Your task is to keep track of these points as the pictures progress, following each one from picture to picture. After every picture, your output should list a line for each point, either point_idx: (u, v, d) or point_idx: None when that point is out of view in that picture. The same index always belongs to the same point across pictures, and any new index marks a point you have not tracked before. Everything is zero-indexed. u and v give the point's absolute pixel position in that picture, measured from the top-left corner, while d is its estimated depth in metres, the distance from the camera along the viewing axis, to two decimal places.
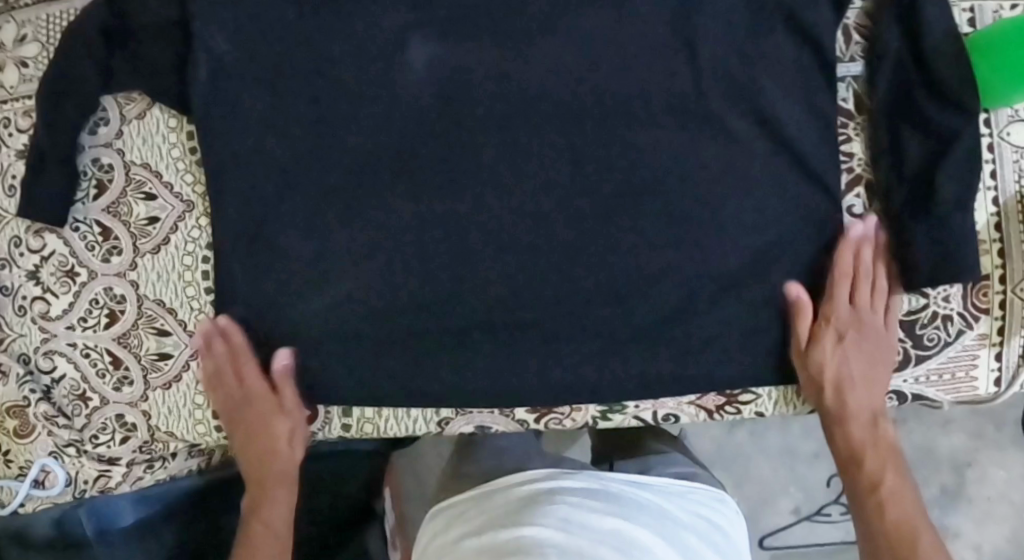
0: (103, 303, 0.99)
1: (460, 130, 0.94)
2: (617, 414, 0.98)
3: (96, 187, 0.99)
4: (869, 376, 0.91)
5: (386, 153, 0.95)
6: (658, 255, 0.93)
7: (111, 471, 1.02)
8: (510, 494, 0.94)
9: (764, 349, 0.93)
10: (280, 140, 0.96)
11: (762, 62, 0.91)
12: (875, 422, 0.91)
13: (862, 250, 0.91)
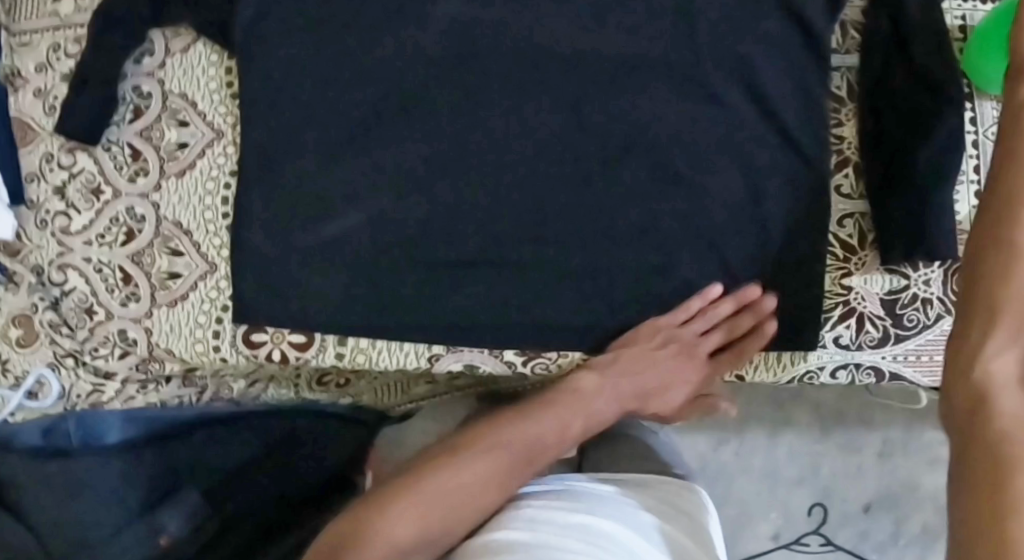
0: (124, 221, 1.06)
1: (471, 82, 0.98)
2: None
3: (133, 111, 1.06)
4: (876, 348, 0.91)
5: (400, 99, 0.98)
6: (650, 214, 0.96)
7: (105, 386, 1.08)
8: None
9: (750, 313, 0.96)
10: (306, 78, 0.99)
11: (760, 42, 0.95)
12: None
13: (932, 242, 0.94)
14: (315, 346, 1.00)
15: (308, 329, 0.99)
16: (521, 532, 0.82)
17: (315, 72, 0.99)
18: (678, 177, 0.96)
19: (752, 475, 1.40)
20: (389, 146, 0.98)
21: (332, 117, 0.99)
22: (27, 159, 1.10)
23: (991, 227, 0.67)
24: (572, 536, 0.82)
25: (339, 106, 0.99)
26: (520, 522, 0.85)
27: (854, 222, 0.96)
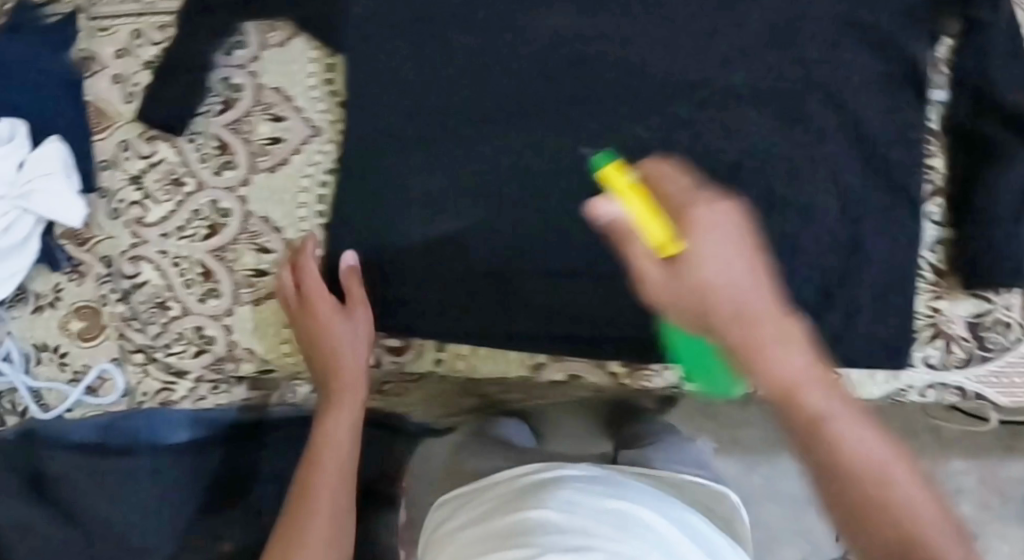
0: (206, 215, 1.03)
1: (576, 95, 0.98)
2: None
3: (222, 103, 1.03)
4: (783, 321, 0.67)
5: (504, 106, 0.98)
6: (753, 228, 0.96)
7: (176, 385, 1.04)
8: (505, 497, 0.99)
9: (851, 331, 0.96)
10: (413, 83, 0.98)
11: (863, 67, 0.96)
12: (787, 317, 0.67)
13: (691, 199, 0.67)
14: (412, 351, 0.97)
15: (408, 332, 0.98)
16: (557, 514, 0.91)
17: (420, 78, 0.98)
18: (782, 197, 0.96)
19: (778, 500, 1.34)
20: (491, 151, 0.97)
21: (439, 121, 0.98)
22: (101, 147, 1.07)
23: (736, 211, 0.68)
24: (605, 523, 0.91)
25: (447, 111, 0.98)
26: (558, 504, 0.93)
27: (942, 249, 0.99)
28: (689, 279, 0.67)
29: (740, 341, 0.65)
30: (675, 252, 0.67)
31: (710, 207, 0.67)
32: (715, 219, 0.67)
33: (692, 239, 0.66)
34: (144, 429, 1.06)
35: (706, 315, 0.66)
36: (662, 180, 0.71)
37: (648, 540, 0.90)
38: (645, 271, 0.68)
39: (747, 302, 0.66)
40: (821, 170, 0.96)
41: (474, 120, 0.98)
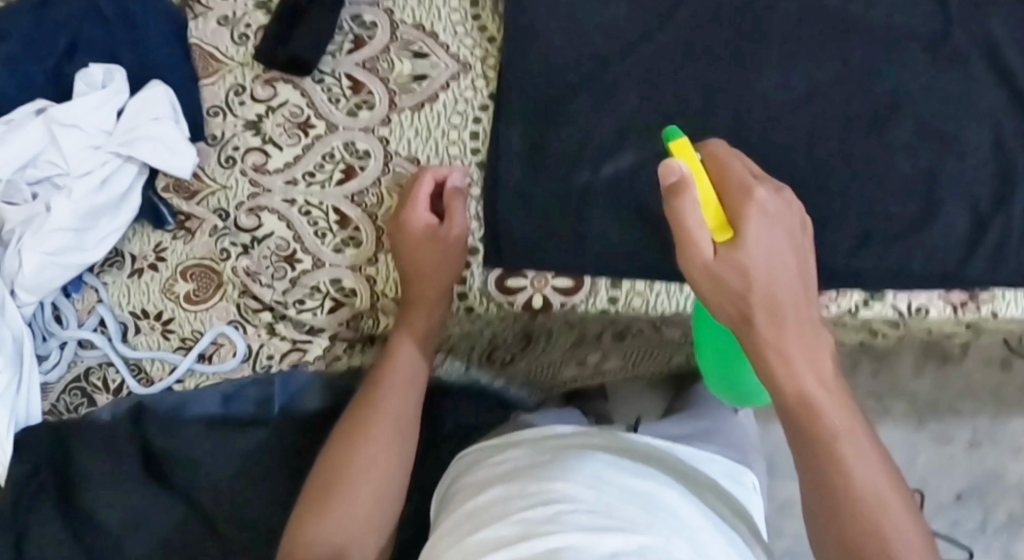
0: (340, 157, 0.96)
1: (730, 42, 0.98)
2: (878, 303, 0.99)
3: (352, 41, 0.97)
4: (805, 329, 0.69)
5: (659, 50, 0.97)
6: (909, 162, 0.97)
7: (310, 343, 0.96)
8: (520, 466, 0.88)
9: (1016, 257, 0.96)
10: (566, 26, 0.96)
11: (998, 14, 1.00)
12: (778, 313, 0.68)
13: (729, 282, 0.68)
14: (584, 290, 0.93)
15: (582, 271, 0.92)
16: (583, 487, 0.80)
17: (575, 22, 0.97)
18: (936, 130, 0.97)
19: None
20: (651, 91, 0.96)
21: (600, 63, 0.96)
22: (211, 91, 0.99)
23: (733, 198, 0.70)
24: (632, 504, 0.79)
25: (602, 53, 0.96)
26: (587, 477, 0.82)
27: None
28: (738, 259, 0.67)
29: (771, 336, 0.68)
30: (725, 237, 0.69)
31: (771, 191, 0.70)
32: (766, 210, 0.69)
33: (748, 224, 0.68)
34: (278, 393, 0.96)
35: (742, 297, 0.68)
36: (716, 169, 0.72)
37: (673, 527, 0.79)
38: (697, 236, 0.68)
39: (773, 290, 0.68)
40: (971, 102, 0.98)
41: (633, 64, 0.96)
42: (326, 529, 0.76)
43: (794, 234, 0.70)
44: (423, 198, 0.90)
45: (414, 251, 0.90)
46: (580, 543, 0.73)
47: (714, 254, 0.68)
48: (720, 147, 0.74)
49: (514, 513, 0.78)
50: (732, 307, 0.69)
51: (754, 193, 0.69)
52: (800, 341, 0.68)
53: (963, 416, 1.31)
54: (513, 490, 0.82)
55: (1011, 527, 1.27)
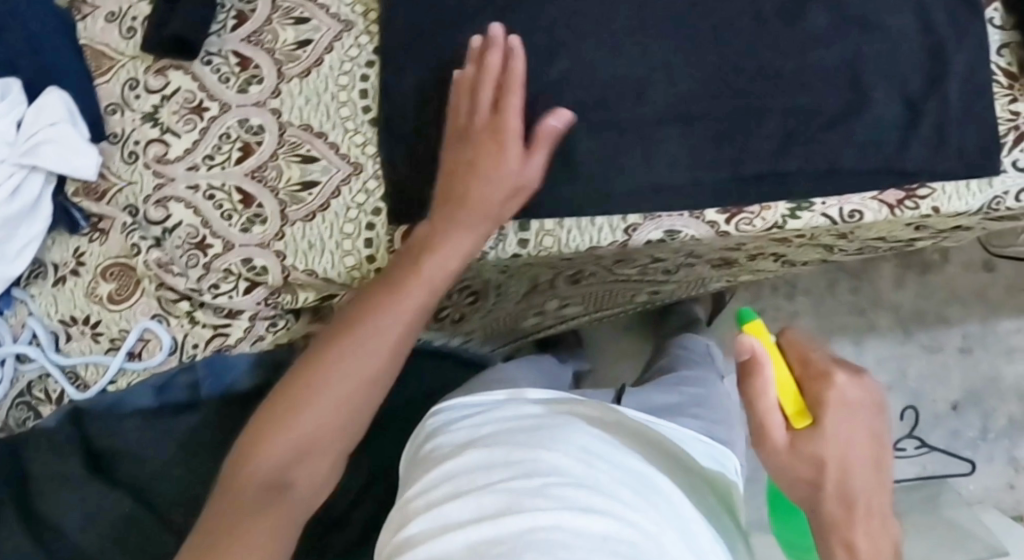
0: (236, 136, 0.94)
1: None
2: (805, 213, 0.94)
3: (235, 17, 0.95)
4: (872, 504, 0.69)
5: None
6: (828, 54, 0.92)
7: (231, 327, 0.95)
8: (505, 426, 0.84)
9: (952, 148, 0.92)
10: None
11: None
12: (855, 507, 0.68)
13: (812, 470, 0.69)
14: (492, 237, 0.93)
15: None
16: (575, 461, 0.76)
17: None
18: (852, 13, 0.92)
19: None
20: (546, 18, 0.92)
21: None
22: (106, 90, 0.99)
23: (811, 384, 0.70)
24: (627, 485, 0.76)
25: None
26: (570, 449, 0.78)
27: (1011, 52, 0.96)
28: (815, 452, 0.69)
29: (834, 518, 0.69)
30: (802, 423, 0.70)
31: (850, 375, 0.70)
32: (847, 399, 0.69)
33: (827, 416, 0.69)
34: (204, 377, 0.95)
35: (816, 484, 0.69)
36: (794, 349, 0.72)
37: (663, 512, 0.76)
38: (771, 424, 0.70)
39: (846, 480, 0.68)
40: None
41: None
42: (268, 449, 0.79)
43: (870, 420, 0.70)
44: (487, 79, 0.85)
45: (477, 166, 0.85)
46: (567, 525, 0.69)
47: (787, 444, 0.70)
48: (798, 329, 0.74)
49: (481, 491, 0.74)
50: (800, 484, 0.70)
51: (832, 378, 0.70)
52: (867, 520, 0.68)
53: (951, 324, 1.41)
54: (492, 458, 0.78)
55: (1011, 431, 1.40)
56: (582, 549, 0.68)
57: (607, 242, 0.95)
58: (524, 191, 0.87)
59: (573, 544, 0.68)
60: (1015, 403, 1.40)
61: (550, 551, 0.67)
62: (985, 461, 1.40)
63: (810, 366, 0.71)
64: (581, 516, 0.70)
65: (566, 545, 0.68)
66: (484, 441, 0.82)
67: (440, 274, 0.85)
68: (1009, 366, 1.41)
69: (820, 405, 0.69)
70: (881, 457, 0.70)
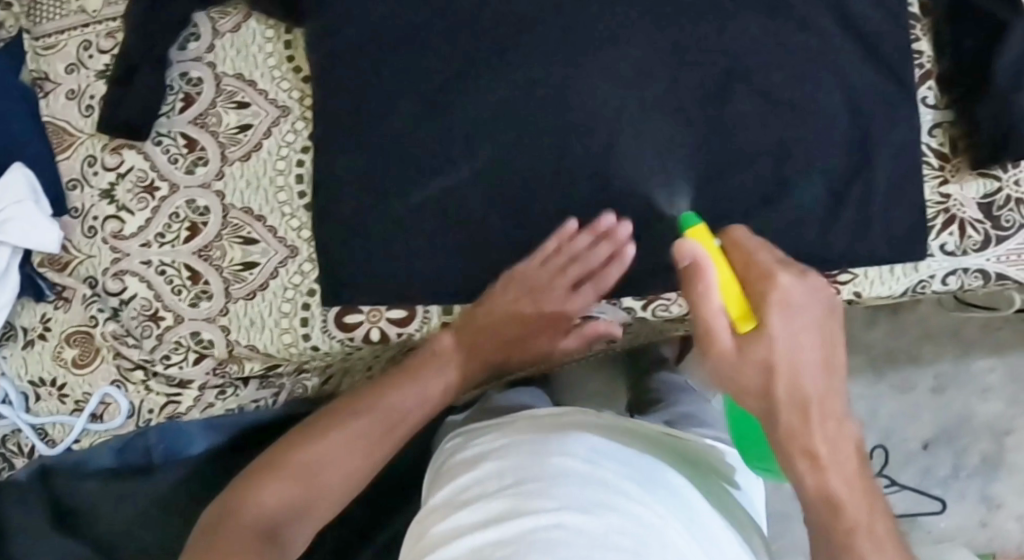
0: (184, 216, 0.99)
1: (566, 36, 0.95)
2: None
3: (183, 100, 1.00)
4: (826, 406, 0.74)
5: (485, 54, 0.95)
6: (752, 141, 0.94)
7: (182, 396, 1.01)
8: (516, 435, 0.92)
9: (874, 234, 0.94)
10: (394, 47, 0.95)
11: None
12: (806, 410, 0.73)
13: (764, 370, 0.73)
14: (416, 319, 0.96)
15: (413, 303, 0.95)
16: (579, 461, 0.84)
17: (395, 41, 0.95)
18: (781, 97, 0.95)
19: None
20: (480, 107, 0.95)
21: (431, 82, 0.95)
22: (67, 166, 1.03)
23: (757, 289, 0.74)
24: (630, 480, 0.84)
25: (425, 63, 0.95)
26: (581, 452, 0.86)
27: (943, 131, 0.96)
28: (760, 353, 0.73)
29: (790, 427, 0.74)
30: (748, 327, 0.74)
31: (794, 276, 0.74)
32: (790, 299, 0.73)
33: (771, 317, 0.73)
34: (159, 441, 1.00)
35: (767, 390, 0.74)
36: (740, 255, 0.77)
37: (670, 507, 0.83)
38: (717, 330, 0.74)
39: (793, 384, 0.73)
40: (815, 59, 0.95)
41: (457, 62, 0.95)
42: (267, 499, 0.83)
43: (820, 323, 0.74)
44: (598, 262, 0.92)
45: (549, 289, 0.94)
46: (569, 524, 0.77)
47: (734, 350, 0.74)
48: (742, 234, 0.78)
49: (489, 503, 0.83)
50: (749, 396, 0.75)
51: (776, 281, 0.74)
52: (824, 428, 0.74)
53: (923, 364, 1.39)
54: (503, 470, 0.86)
55: (984, 470, 1.38)
56: (583, 546, 0.75)
57: None
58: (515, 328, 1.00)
59: (572, 540, 0.76)
60: (988, 443, 1.38)
61: (553, 550, 0.75)
62: (956, 499, 1.38)
63: (755, 273, 0.74)
64: (582, 516, 0.78)
65: (566, 543, 0.76)
66: (498, 452, 0.90)
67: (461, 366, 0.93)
68: (981, 405, 1.38)
69: (767, 310, 0.73)
70: (827, 354, 0.74)
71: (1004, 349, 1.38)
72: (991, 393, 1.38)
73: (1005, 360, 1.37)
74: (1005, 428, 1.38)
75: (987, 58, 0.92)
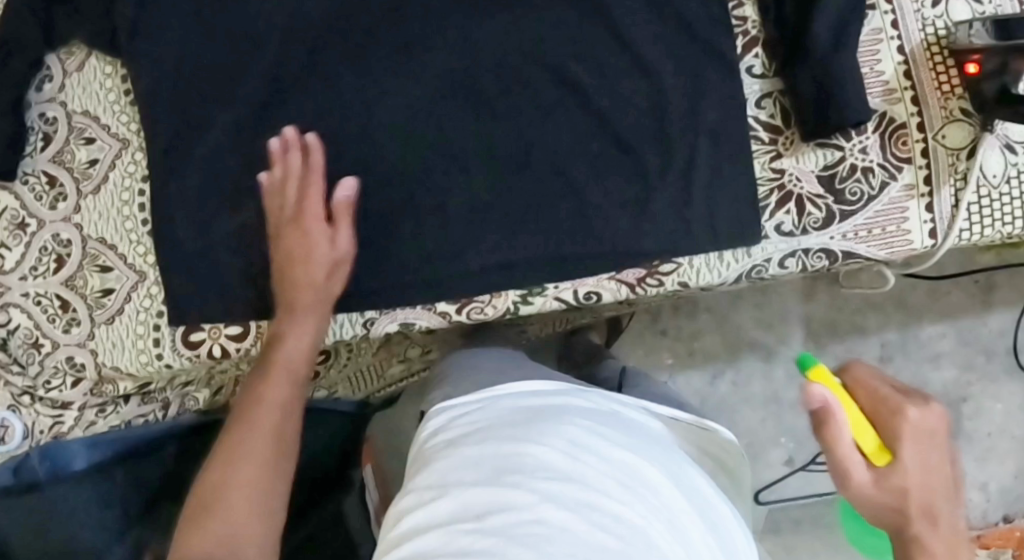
0: (52, 249, 1.03)
1: (371, 41, 0.95)
2: (538, 298, 0.96)
3: (43, 139, 1.04)
4: (954, 531, 0.69)
5: (295, 66, 0.95)
6: (562, 137, 0.93)
7: (64, 416, 1.07)
8: (498, 423, 0.78)
9: (694, 218, 0.92)
10: (212, 68, 0.96)
11: None
12: (934, 524, 0.69)
13: (903, 491, 0.69)
14: (252, 334, 0.99)
15: (245, 319, 0.98)
16: (560, 454, 0.72)
17: (214, 60, 0.96)
18: (584, 90, 0.93)
19: (754, 405, 1.29)
20: (294, 120, 0.96)
21: (247, 98, 0.96)
22: None
23: (879, 422, 0.72)
24: (614, 477, 0.72)
25: (242, 81, 0.96)
26: (563, 440, 0.74)
27: (773, 102, 0.93)
28: (894, 485, 0.70)
29: (919, 531, 0.69)
30: (884, 462, 0.71)
31: (921, 409, 0.71)
32: (919, 430, 0.71)
33: (907, 448, 0.70)
34: (42, 464, 1.06)
35: (901, 513, 0.69)
36: (863, 393, 0.74)
37: (655, 508, 0.71)
38: (853, 465, 0.70)
39: (930, 502, 0.69)
40: (623, 42, 0.93)
41: (267, 75, 0.95)
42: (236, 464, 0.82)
43: (939, 446, 0.71)
44: (314, 171, 0.94)
45: (300, 254, 0.92)
46: (553, 519, 0.67)
47: (869, 483, 0.70)
48: (861, 369, 0.75)
49: (462, 496, 0.71)
50: (887, 520, 0.70)
51: (906, 413, 0.71)
52: (952, 544, 0.69)
53: (866, 334, 1.29)
54: (479, 461, 0.73)
55: None
56: (567, 545, 0.66)
57: (349, 335, 0.99)
58: (343, 263, 0.94)
59: (557, 542, 0.66)
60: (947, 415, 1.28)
61: (536, 547, 0.65)
62: None
63: (883, 410, 0.72)
64: (570, 515, 0.68)
65: (550, 541, 0.66)
66: (469, 443, 0.76)
67: (293, 352, 0.92)
68: (934, 376, 1.28)
69: (895, 440, 0.71)
70: (948, 477, 0.71)
71: (947, 315, 1.28)
72: (941, 362, 1.28)
73: (953, 325, 1.29)
74: (962, 397, 1.28)
75: (803, 22, 0.89)
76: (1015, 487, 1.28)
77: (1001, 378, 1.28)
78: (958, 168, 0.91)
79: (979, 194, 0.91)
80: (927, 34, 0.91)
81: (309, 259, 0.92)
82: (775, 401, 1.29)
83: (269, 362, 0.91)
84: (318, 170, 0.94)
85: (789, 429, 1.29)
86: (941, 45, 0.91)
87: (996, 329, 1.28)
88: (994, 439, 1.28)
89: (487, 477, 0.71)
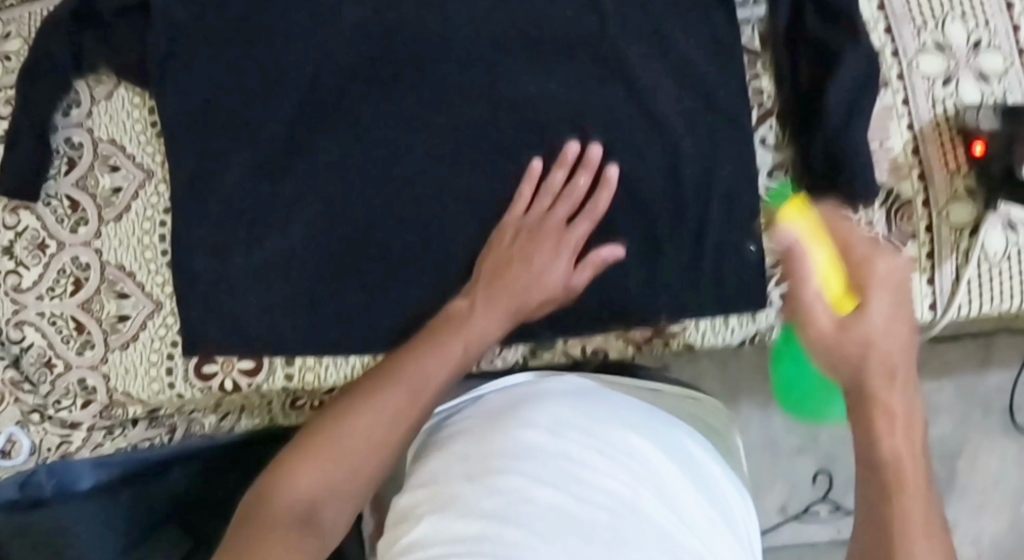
0: (70, 272, 1.04)
1: (397, 88, 0.97)
2: (547, 352, 0.99)
3: (67, 163, 1.06)
4: (909, 374, 0.67)
5: (321, 108, 0.98)
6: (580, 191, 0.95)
7: (72, 436, 1.07)
8: (482, 416, 0.81)
9: (704, 279, 0.95)
10: (239, 106, 0.99)
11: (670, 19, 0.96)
12: (893, 372, 0.66)
13: (867, 323, 0.67)
14: (264, 370, 1.01)
15: (257, 355, 0.99)
16: (542, 434, 0.76)
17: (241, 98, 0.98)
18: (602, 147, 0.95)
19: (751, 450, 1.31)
20: (318, 160, 0.98)
21: (273, 138, 0.98)
22: None
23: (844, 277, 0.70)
24: (597, 450, 0.75)
25: (268, 120, 0.98)
26: (544, 421, 0.77)
27: (784, 172, 0.96)
28: (859, 331, 0.67)
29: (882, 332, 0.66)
30: (848, 307, 0.70)
31: (889, 260, 0.69)
32: (886, 279, 0.68)
33: (874, 295, 0.68)
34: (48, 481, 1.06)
35: (862, 372, 0.67)
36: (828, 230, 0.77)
37: (643, 479, 0.74)
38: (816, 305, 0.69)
39: (891, 358, 0.67)
40: (642, 102, 0.95)
41: (295, 116, 0.98)
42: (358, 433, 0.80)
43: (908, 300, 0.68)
44: (601, 201, 0.94)
45: (523, 256, 0.92)
46: (541, 498, 0.71)
47: (833, 325, 0.68)
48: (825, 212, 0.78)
49: (451, 484, 0.74)
50: (843, 371, 0.68)
51: (875, 265, 0.69)
52: (906, 367, 0.67)
53: None
54: (464, 452, 0.76)
55: None
56: (555, 521, 0.70)
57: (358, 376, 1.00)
58: (562, 294, 0.93)
59: (546, 518, 0.70)
60: (941, 467, 1.31)
61: (526, 525, 0.69)
62: None
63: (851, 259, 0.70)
64: (555, 492, 0.71)
65: (538, 517, 0.70)
66: (456, 437, 0.79)
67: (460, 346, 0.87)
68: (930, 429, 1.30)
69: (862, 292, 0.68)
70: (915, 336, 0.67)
71: (948, 371, 1.30)
72: (937, 416, 1.30)
73: (952, 380, 1.30)
74: (956, 450, 1.31)
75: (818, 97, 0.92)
76: (1004, 540, 1.31)
77: (995, 434, 1.30)
78: (960, 245, 0.93)
79: (980, 270, 0.94)
80: (936, 114, 0.94)
81: (540, 274, 0.92)
82: (772, 447, 1.29)
83: (433, 338, 0.87)
84: (601, 191, 0.94)
85: (786, 475, 1.29)
86: (950, 124, 0.94)
87: (994, 385, 1.30)
88: (986, 492, 1.30)
89: (475, 465, 0.75)
